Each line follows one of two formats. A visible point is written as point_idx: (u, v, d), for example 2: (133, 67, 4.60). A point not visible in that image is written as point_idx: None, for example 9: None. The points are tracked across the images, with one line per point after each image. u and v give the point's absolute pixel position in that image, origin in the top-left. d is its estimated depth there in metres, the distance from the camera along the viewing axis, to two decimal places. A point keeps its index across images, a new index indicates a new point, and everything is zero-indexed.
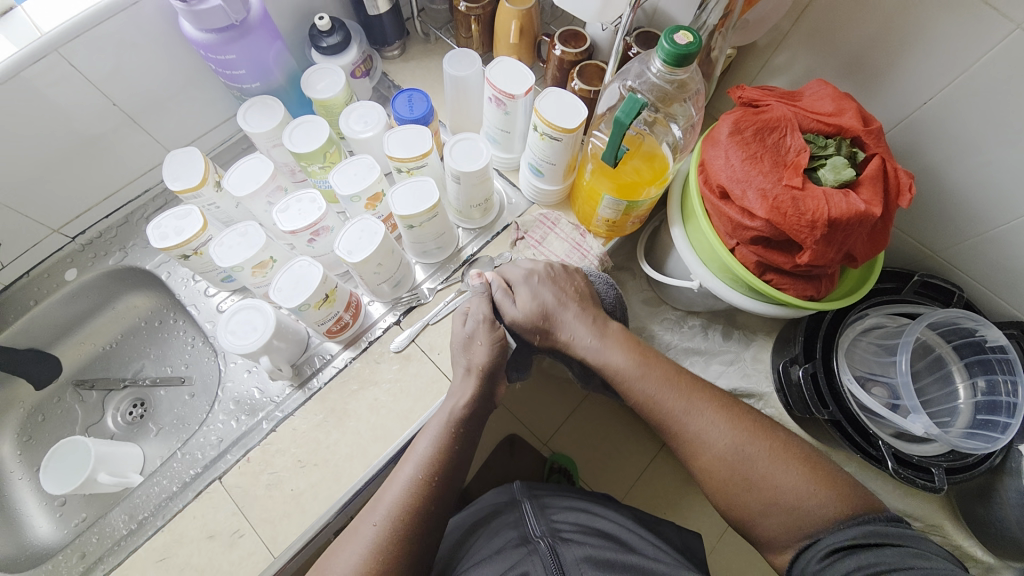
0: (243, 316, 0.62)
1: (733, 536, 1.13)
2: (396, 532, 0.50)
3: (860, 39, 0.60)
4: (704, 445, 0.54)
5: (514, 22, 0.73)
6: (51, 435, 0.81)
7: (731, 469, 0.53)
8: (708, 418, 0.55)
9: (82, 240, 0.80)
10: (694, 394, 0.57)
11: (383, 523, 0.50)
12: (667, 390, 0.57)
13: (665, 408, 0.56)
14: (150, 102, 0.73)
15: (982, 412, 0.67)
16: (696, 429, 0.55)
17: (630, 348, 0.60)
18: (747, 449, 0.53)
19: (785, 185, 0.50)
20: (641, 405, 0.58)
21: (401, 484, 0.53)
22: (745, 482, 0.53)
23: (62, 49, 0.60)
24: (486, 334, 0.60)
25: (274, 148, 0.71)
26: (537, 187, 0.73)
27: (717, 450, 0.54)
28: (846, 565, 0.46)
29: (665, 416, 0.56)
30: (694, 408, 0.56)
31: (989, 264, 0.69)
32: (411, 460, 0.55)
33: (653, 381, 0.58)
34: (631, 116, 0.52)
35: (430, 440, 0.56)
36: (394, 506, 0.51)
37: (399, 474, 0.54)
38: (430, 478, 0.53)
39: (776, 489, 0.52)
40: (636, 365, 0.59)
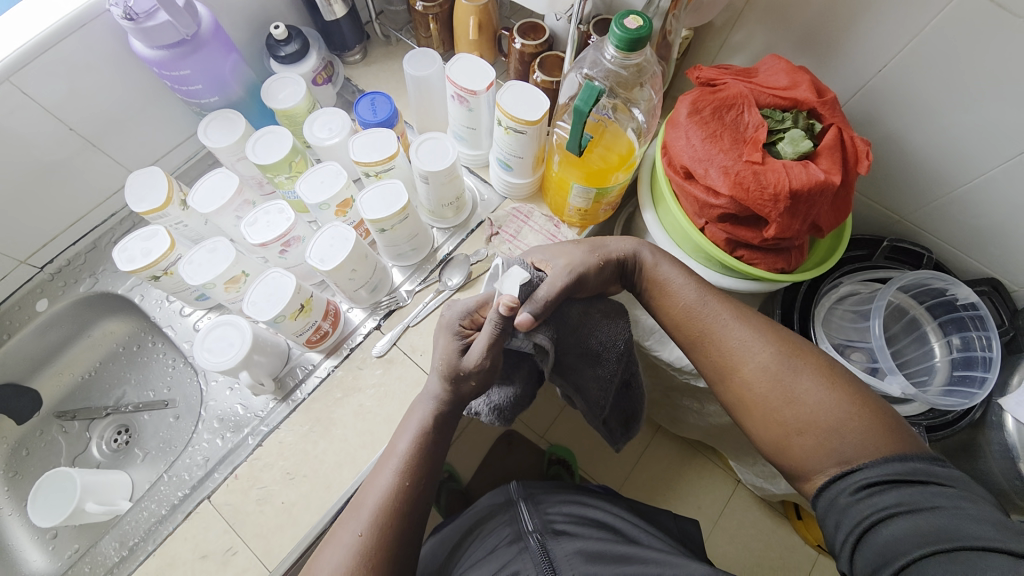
0: (219, 333, 0.61)
1: (735, 511, 1.14)
2: (383, 536, 0.50)
3: (813, 13, 0.61)
4: (746, 355, 0.52)
5: (472, 18, 0.73)
6: (36, 469, 0.80)
7: (771, 383, 0.50)
8: (751, 333, 0.52)
9: (50, 269, 0.78)
10: (738, 311, 0.54)
11: (367, 532, 0.49)
12: (709, 304, 0.55)
13: (706, 323, 0.55)
14: (108, 124, 0.72)
15: (959, 368, 0.68)
16: (738, 339, 0.53)
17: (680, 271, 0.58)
18: (791, 360, 0.50)
19: (745, 160, 0.50)
20: (681, 316, 0.56)
21: (382, 487, 0.52)
22: (786, 398, 0.49)
23: (14, 77, 0.59)
24: (479, 375, 0.52)
25: (239, 161, 0.70)
26: (508, 182, 0.73)
27: (759, 362, 0.51)
28: (882, 501, 0.41)
29: (706, 324, 0.54)
30: (736, 321, 0.53)
31: (956, 224, 0.70)
32: (390, 462, 0.54)
33: (695, 294, 0.56)
34: (590, 103, 0.52)
35: (408, 440, 0.54)
36: (377, 509, 0.51)
37: (377, 478, 0.53)
38: (413, 481, 0.53)
39: (816, 406, 0.47)
40: (681, 279, 0.57)
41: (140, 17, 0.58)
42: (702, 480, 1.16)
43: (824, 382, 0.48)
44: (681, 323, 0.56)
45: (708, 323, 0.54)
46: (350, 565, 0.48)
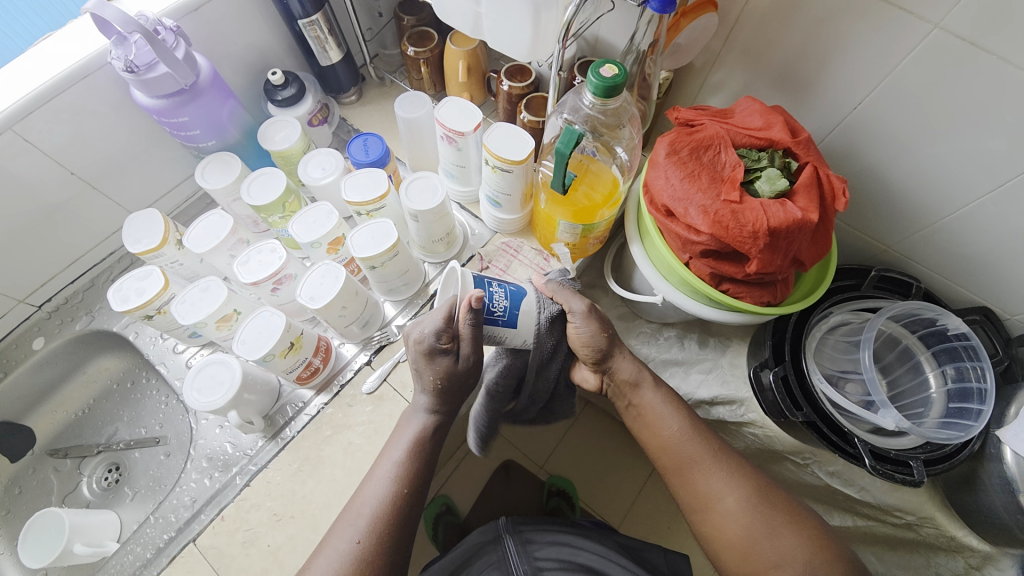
0: (209, 372, 0.62)
1: None
2: (379, 537, 0.51)
3: (788, 53, 0.63)
4: (717, 500, 0.57)
5: (461, 61, 0.76)
6: (28, 508, 0.79)
7: (737, 528, 0.56)
8: (723, 476, 0.58)
9: (48, 307, 0.80)
10: (713, 450, 0.60)
11: (364, 540, 0.51)
12: (691, 442, 0.60)
13: (686, 455, 0.60)
14: (109, 168, 0.74)
15: (955, 400, 0.67)
16: (714, 481, 0.58)
17: (668, 399, 0.62)
18: (757, 506, 0.56)
19: (724, 200, 0.51)
20: (666, 446, 0.61)
21: (377, 495, 0.53)
22: (756, 542, 0.55)
23: (16, 126, 0.61)
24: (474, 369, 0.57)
25: (234, 202, 0.72)
26: (498, 218, 0.75)
27: (731, 505, 0.57)
28: None
29: (686, 461, 0.59)
30: (714, 463, 0.59)
31: (944, 253, 0.70)
32: (380, 475, 0.55)
33: (678, 429, 0.61)
34: (571, 146, 0.53)
35: (401, 449, 0.56)
36: (373, 516, 0.52)
37: (374, 480, 0.55)
38: (404, 489, 0.54)
39: (784, 556, 0.54)
40: (666, 409, 0.62)
41: (140, 69, 0.60)
42: None
43: (781, 525, 0.55)
44: (665, 454, 0.61)
45: (689, 463, 0.59)
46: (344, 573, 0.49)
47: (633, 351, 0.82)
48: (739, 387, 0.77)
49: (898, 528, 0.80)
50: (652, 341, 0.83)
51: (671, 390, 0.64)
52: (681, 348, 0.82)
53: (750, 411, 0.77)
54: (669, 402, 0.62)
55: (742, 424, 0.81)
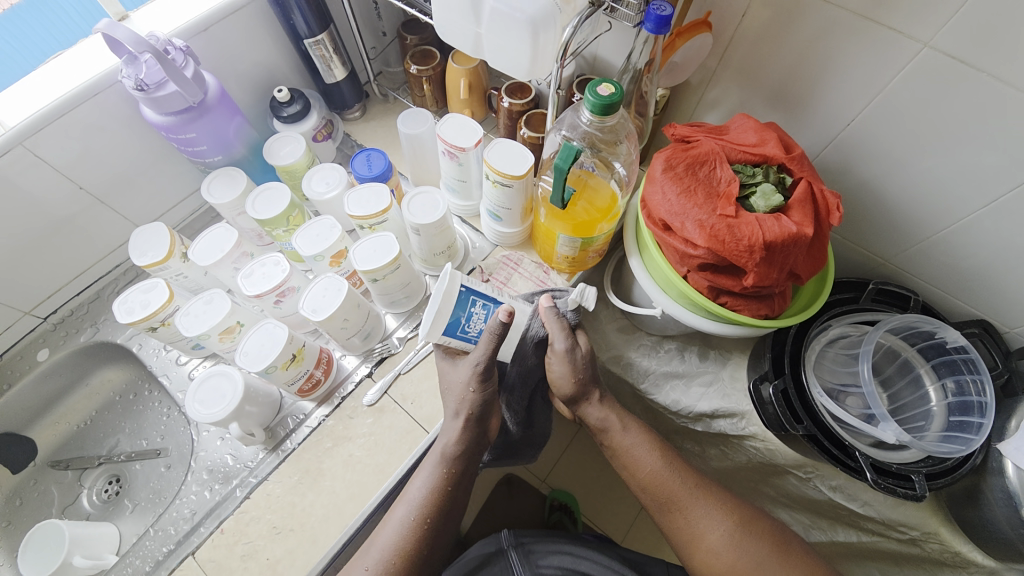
0: (212, 384, 0.62)
1: None
2: (389, 569, 0.54)
3: (782, 71, 0.65)
4: (705, 534, 0.58)
5: (463, 79, 0.78)
6: (27, 520, 0.79)
7: (728, 562, 0.56)
8: (708, 511, 0.59)
9: (54, 318, 0.81)
10: (698, 485, 0.60)
11: (373, 568, 0.54)
12: (673, 478, 0.60)
13: (670, 491, 0.60)
14: (118, 183, 0.76)
15: (956, 414, 0.67)
16: (700, 515, 0.58)
17: (643, 436, 0.62)
18: (744, 536, 0.57)
19: (719, 214, 0.52)
20: (650, 485, 0.60)
21: (394, 528, 0.56)
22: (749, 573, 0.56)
23: (27, 142, 0.63)
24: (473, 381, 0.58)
25: (239, 216, 0.73)
26: (498, 231, 0.76)
27: (719, 538, 0.57)
28: None
29: (671, 498, 0.60)
30: (697, 499, 0.59)
31: (941, 266, 0.71)
32: (402, 505, 0.57)
33: (660, 466, 0.61)
34: (569, 162, 0.54)
35: (425, 480, 0.58)
36: (393, 550, 0.55)
37: (393, 516, 0.57)
38: (423, 520, 0.56)
39: None
40: (645, 447, 0.61)
41: (151, 88, 0.62)
42: None
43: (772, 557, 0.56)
44: (650, 492, 0.61)
45: (673, 498, 0.60)
46: None
47: (633, 363, 0.82)
48: (740, 400, 0.77)
49: (902, 544, 0.79)
50: (652, 354, 0.83)
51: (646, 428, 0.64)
52: (682, 360, 0.82)
53: (751, 424, 0.77)
54: (644, 440, 0.62)
55: (743, 437, 0.81)
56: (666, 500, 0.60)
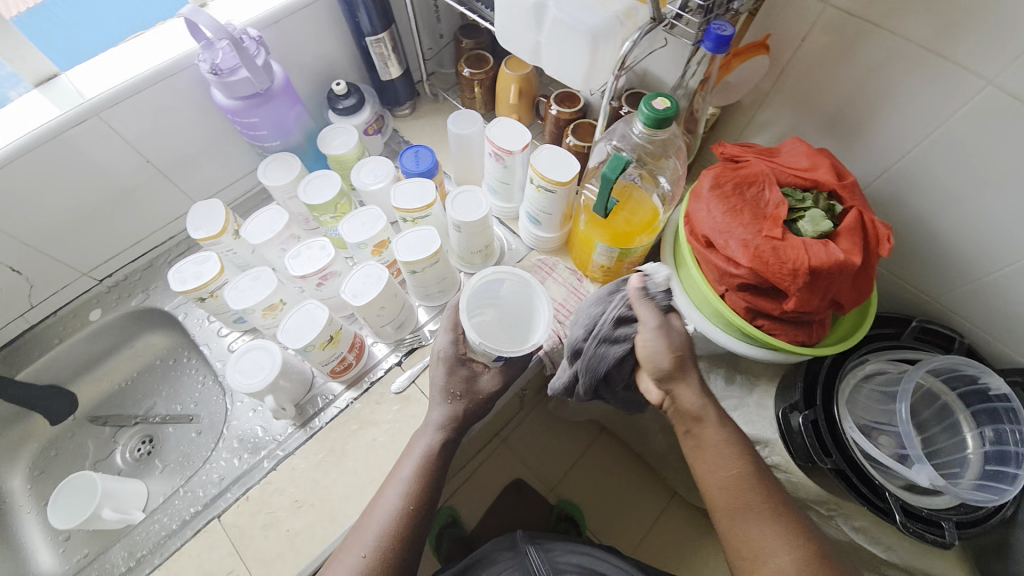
0: (251, 356, 0.65)
1: None
2: (384, 554, 0.52)
3: (838, 99, 0.64)
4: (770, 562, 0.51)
5: (514, 85, 0.80)
6: (62, 469, 0.83)
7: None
8: (781, 534, 0.52)
9: (108, 282, 0.85)
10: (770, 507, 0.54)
11: (369, 554, 0.52)
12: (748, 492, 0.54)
13: (743, 501, 0.54)
14: (181, 159, 0.80)
15: (992, 463, 0.65)
16: (769, 536, 0.52)
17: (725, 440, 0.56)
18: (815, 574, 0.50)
19: (765, 236, 0.52)
20: (724, 487, 0.55)
21: (386, 511, 0.54)
22: None
23: (102, 113, 0.67)
24: None
25: (290, 199, 0.76)
26: (536, 235, 0.77)
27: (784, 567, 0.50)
28: None
29: (743, 508, 0.53)
30: (771, 517, 0.53)
31: (989, 310, 0.68)
32: (390, 495, 0.56)
33: (739, 471, 0.55)
34: (617, 172, 0.55)
35: (412, 464, 0.57)
36: (382, 533, 0.53)
37: (382, 501, 0.55)
38: (417, 505, 0.55)
39: None
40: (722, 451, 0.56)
41: (224, 73, 0.66)
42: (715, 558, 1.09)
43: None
44: (721, 495, 0.55)
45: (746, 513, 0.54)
46: None
47: None
48: (765, 427, 0.76)
49: None
50: None
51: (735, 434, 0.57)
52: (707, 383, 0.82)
53: (775, 454, 0.75)
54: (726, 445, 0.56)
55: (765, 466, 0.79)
56: (736, 508, 0.54)
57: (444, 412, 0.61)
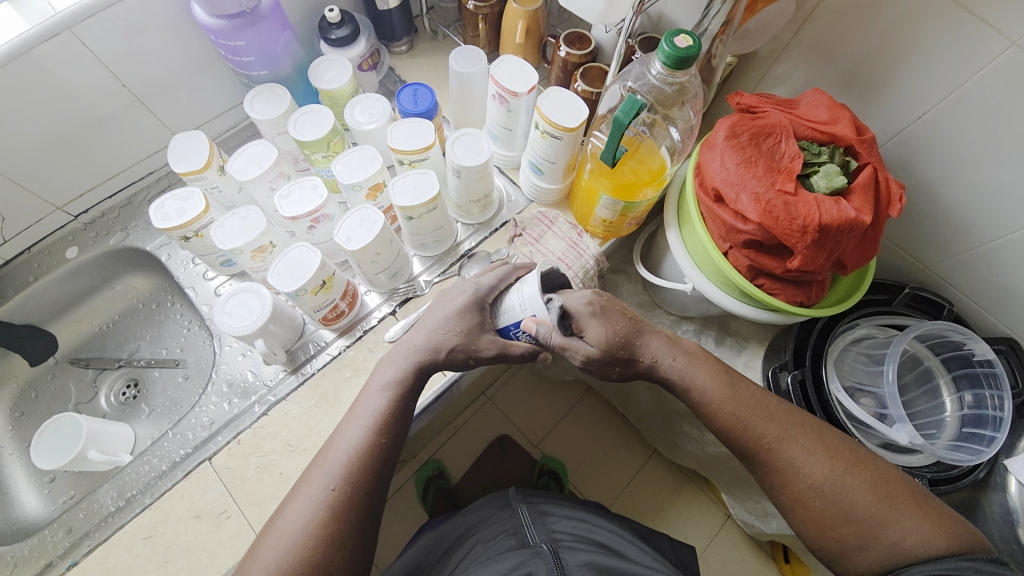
0: (240, 299, 0.63)
1: (730, 529, 1.12)
2: (350, 492, 0.51)
3: (859, 53, 0.61)
4: (799, 474, 0.52)
5: (521, 22, 0.74)
6: (44, 411, 0.82)
7: (825, 498, 0.51)
8: (803, 449, 0.53)
9: (84, 219, 0.81)
10: (787, 419, 0.55)
11: (337, 487, 0.51)
12: (758, 416, 0.55)
13: (757, 433, 0.54)
14: (159, 86, 0.74)
15: (968, 425, 0.67)
16: (793, 456, 0.53)
17: (714, 370, 0.57)
18: (840, 472, 0.52)
19: (778, 189, 0.51)
20: (731, 428, 0.55)
21: (351, 443, 0.53)
22: (842, 519, 0.51)
23: (75, 28, 0.61)
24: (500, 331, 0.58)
25: (279, 135, 0.72)
26: (537, 185, 0.74)
27: (811, 477, 0.52)
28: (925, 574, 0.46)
29: (757, 440, 0.54)
30: (787, 437, 0.53)
31: (979, 279, 0.69)
32: (353, 426, 0.55)
33: (735, 403, 0.55)
34: (631, 116, 0.52)
35: (378, 399, 0.56)
36: (345, 465, 0.52)
37: (348, 431, 0.55)
38: (378, 437, 0.54)
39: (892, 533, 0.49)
40: (716, 389, 0.56)
41: None
42: (691, 509, 1.14)
43: (880, 497, 0.50)
44: (734, 435, 0.55)
45: (763, 441, 0.54)
46: (318, 517, 0.50)
47: None
48: None
49: None
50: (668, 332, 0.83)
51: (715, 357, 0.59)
52: (697, 343, 0.82)
53: None
54: (717, 375, 0.57)
55: None
56: (747, 439, 0.55)
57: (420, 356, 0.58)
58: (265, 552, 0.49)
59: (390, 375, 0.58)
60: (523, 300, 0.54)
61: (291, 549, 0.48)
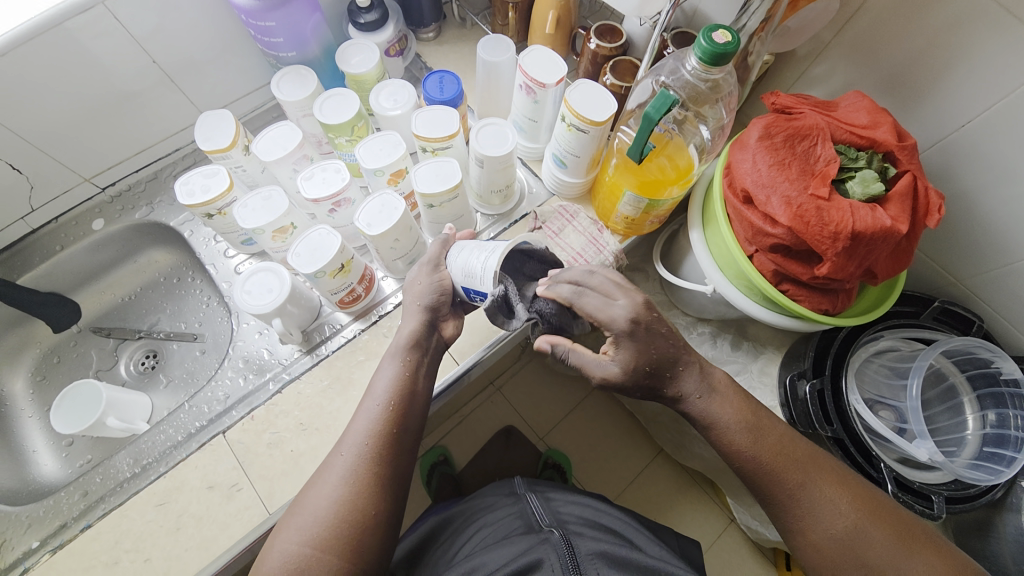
0: (260, 278, 0.63)
1: (733, 535, 1.11)
2: (365, 458, 0.50)
3: (902, 56, 0.59)
4: (821, 521, 0.50)
5: (551, 13, 0.73)
6: (64, 377, 0.84)
7: (848, 548, 0.49)
8: (827, 496, 0.51)
9: (111, 191, 0.82)
10: (812, 461, 0.53)
11: (349, 454, 0.50)
12: (779, 455, 0.52)
13: (776, 475, 0.52)
14: (188, 64, 0.75)
15: (989, 445, 0.65)
16: (816, 502, 0.51)
17: (740, 405, 0.54)
18: (863, 522, 0.50)
19: (811, 194, 0.49)
20: (753, 468, 0.52)
21: (367, 417, 0.52)
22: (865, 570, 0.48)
23: (108, 2, 0.62)
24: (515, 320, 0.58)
25: (304, 117, 0.72)
26: (560, 179, 0.73)
27: (835, 526, 0.50)
28: None
29: (780, 483, 0.51)
30: (811, 482, 0.51)
31: (1014, 297, 0.67)
32: (371, 399, 0.54)
33: (756, 442, 0.53)
34: (662, 111, 0.51)
35: (391, 368, 0.55)
36: (366, 435, 0.51)
37: (364, 408, 0.54)
38: (391, 406, 0.53)
39: None
40: (739, 423, 0.53)
41: None
42: (696, 512, 1.13)
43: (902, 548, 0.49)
44: (753, 476, 0.53)
45: (786, 484, 0.52)
46: (341, 487, 0.49)
47: None
48: (766, 394, 0.76)
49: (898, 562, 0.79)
50: (684, 334, 0.82)
51: (741, 390, 0.56)
52: (713, 347, 0.80)
53: None
54: (740, 409, 0.54)
55: None
56: (771, 481, 0.52)
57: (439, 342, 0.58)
58: (291, 525, 0.48)
59: (397, 355, 0.56)
60: (485, 262, 0.54)
61: (320, 521, 0.47)
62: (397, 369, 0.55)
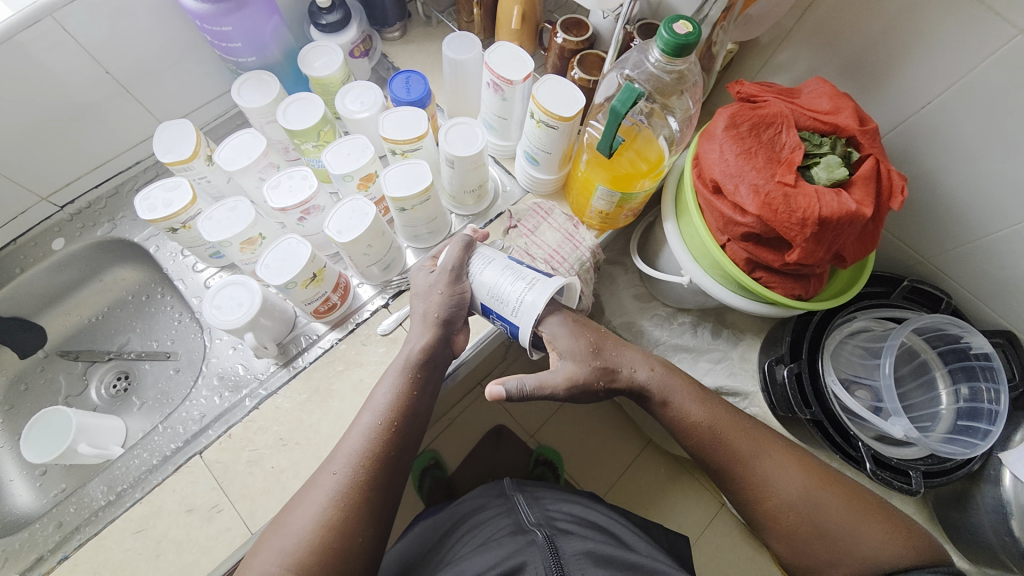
0: (229, 292, 0.61)
1: (724, 521, 1.12)
2: (357, 476, 0.50)
3: (862, 39, 0.60)
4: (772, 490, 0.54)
5: (516, 8, 0.72)
6: (32, 405, 0.80)
7: (798, 514, 0.53)
8: (775, 466, 0.55)
9: (70, 209, 0.79)
10: (759, 435, 0.57)
11: (343, 472, 0.50)
12: (730, 430, 0.56)
13: (725, 451, 0.56)
14: (144, 73, 0.72)
15: (963, 418, 0.67)
16: (765, 472, 0.55)
17: (688, 388, 0.59)
18: (811, 490, 0.54)
19: (777, 181, 0.50)
20: (703, 445, 0.56)
21: (363, 430, 0.52)
22: (816, 534, 0.52)
23: (56, 14, 0.59)
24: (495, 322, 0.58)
25: (268, 124, 0.70)
26: (532, 176, 0.73)
27: (785, 495, 0.54)
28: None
29: (731, 456, 0.55)
30: (759, 454, 0.55)
31: (980, 272, 0.68)
32: (370, 410, 0.53)
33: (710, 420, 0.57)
34: (628, 105, 0.51)
35: (390, 382, 0.55)
36: (356, 453, 0.51)
37: (358, 422, 0.53)
38: (391, 424, 0.52)
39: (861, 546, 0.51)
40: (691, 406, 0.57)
41: None
42: (687, 499, 1.14)
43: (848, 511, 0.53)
44: (705, 454, 0.56)
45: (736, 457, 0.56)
46: (328, 505, 0.48)
47: (645, 332, 0.82)
48: (747, 380, 0.77)
49: None
50: (664, 325, 0.82)
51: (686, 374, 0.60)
52: (694, 335, 0.81)
53: (754, 405, 0.76)
54: (691, 393, 0.58)
55: None
56: (722, 456, 0.56)
57: (420, 345, 0.56)
58: (272, 545, 0.47)
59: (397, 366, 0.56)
60: (522, 295, 0.52)
61: (304, 540, 0.46)
62: (399, 382, 0.55)
